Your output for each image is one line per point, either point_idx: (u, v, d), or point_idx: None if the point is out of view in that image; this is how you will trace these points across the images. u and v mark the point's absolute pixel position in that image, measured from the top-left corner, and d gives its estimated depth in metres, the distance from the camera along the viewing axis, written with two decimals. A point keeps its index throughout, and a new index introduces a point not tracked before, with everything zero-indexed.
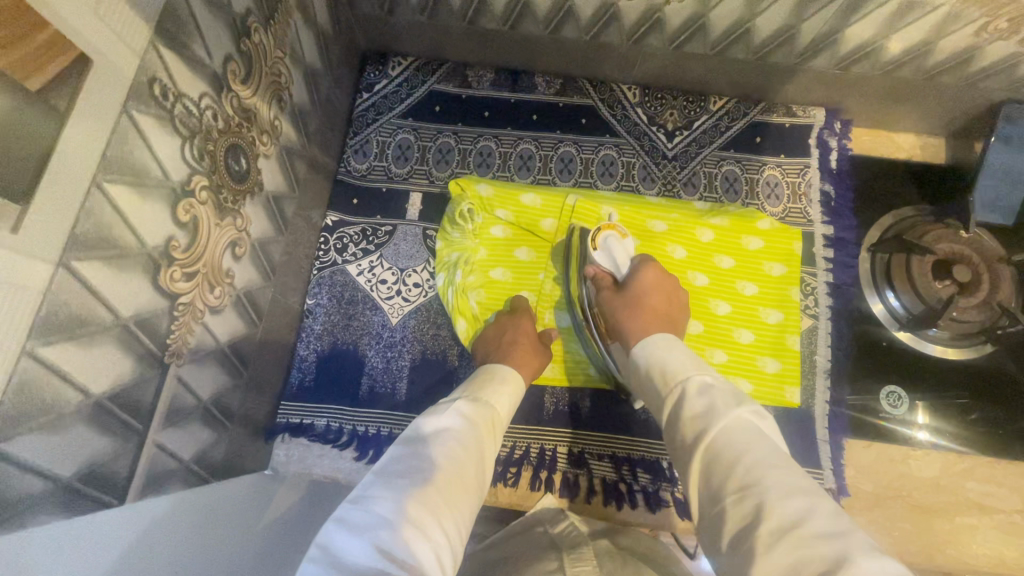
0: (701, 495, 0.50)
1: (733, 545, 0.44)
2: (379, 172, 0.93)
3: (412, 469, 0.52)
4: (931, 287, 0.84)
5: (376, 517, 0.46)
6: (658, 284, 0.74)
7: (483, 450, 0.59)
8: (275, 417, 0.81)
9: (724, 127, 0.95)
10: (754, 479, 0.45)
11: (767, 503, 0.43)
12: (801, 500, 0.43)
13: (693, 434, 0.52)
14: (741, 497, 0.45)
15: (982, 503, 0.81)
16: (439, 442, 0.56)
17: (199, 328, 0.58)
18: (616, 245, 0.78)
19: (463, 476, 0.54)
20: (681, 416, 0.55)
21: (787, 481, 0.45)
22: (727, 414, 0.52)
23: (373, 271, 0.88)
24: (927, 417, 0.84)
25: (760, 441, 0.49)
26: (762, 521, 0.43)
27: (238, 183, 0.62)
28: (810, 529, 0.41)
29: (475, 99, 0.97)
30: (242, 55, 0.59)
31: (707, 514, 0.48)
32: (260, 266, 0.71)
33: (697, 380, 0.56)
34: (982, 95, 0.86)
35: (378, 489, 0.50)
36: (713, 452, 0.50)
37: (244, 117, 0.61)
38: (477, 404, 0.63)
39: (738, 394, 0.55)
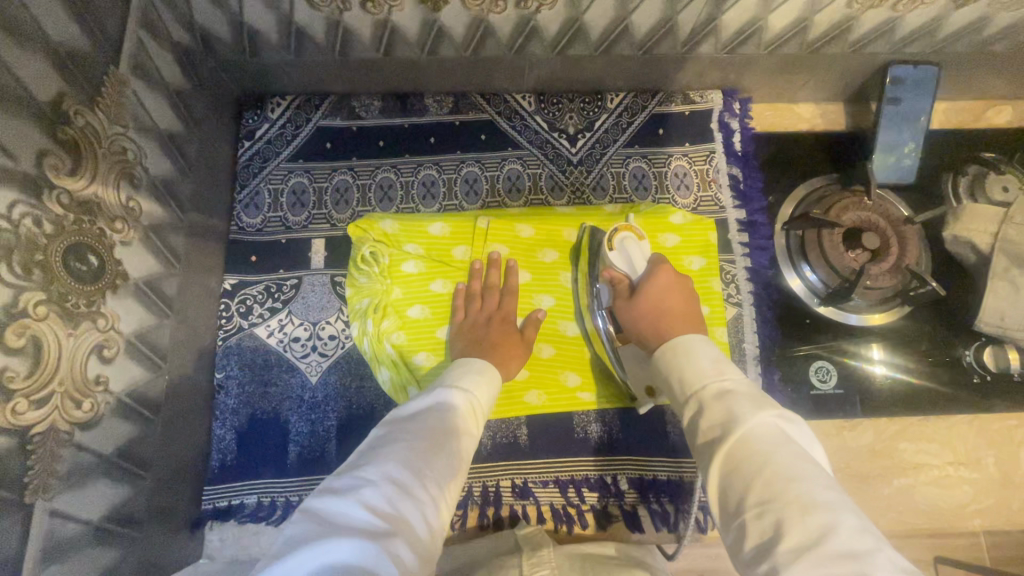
0: (721, 505, 0.47)
1: (754, 562, 0.41)
2: (275, 223, 0.88)
3: (397, 438, 0.55)
4: (844, 258, 0.85)
5: (363, 479, 0.49)
6: (672, 288, 0.69)
7: (469, 424, 0.61)
8: (202, 503, 0.77)
9: (626, 123, 0.93)
10: (774, 492, 0.43)
11: (788, 520, 0.41)
12: (825, 514, 0.40)
13: (713, 442, 0.49)
14: (762, 513, 0.42)
15: (918, 461, 0.84)
16: (424, 415, 0.59)
17: (70, 450, 0.53)
18: (635, 248, 0.72)
19: (449, 441, 0.57)
20: (700, 424, 0.52)
21: (809, 493, 0.42)
22: (745, 422, 0.48)
23: (284, 329, 0.84)
24: (882, 352, 0.86)
25: (783, 448, 0.46)
26: (780, 543, 0.40)
27: (90, 282, 0.56)
28: (832, 548, 0.38)
29: (366, 130, 0.91)
30: (64, 144, 0.53)
31: (728, 526, 0.45)
32: (146, 358, 0.66)
33: (713, 388, 0.53)
34: (869, 60, 0.86)
35: (364, 458, 0.53)
36: (732, 458, 0.47)
37: (84, 211, 0.55)
38: (461, 383, 0.65)
39: (756, 397, 0.51)
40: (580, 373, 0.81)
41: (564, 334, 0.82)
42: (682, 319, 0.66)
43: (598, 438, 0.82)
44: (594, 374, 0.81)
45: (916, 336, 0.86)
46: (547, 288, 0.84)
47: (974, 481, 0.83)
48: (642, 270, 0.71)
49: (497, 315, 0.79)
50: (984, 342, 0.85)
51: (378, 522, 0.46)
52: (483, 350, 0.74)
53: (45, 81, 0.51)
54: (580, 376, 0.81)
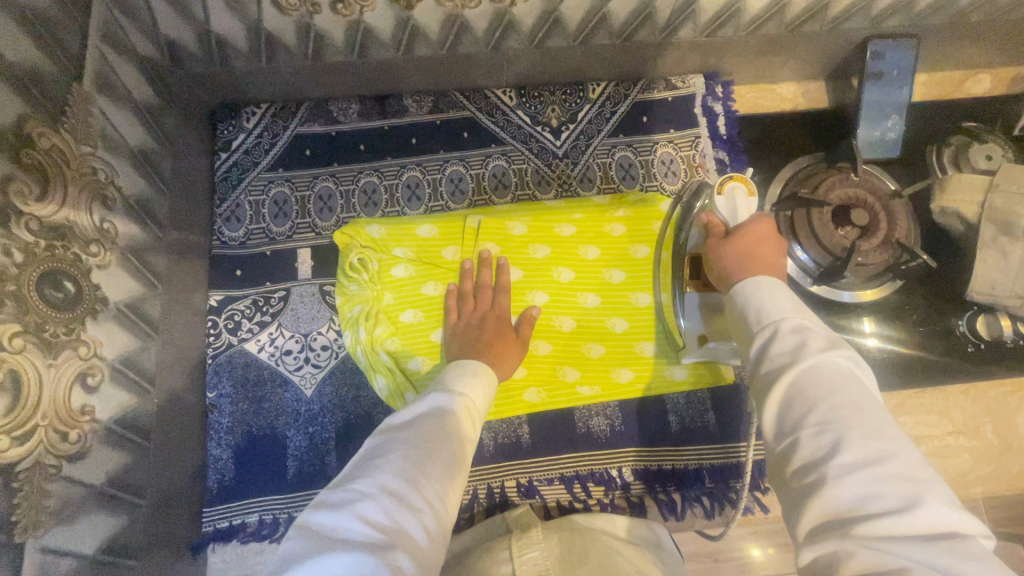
0: (773, 421, 0.47)
1: (801, 471, 0.43)
2: (259, 236, 0.86)
3: (390, 445, 0.54)
4: (835, 236, 0.85)
5: (355, 494, 0.48)
6: (765, 238, 0.67)
7: (465, 426, 0.60)
8: (202, 525, 0.76)
9: (609, 112, 0.92)
10: (838, 417, 0.43)
11: (847, 442, 0.42)
12: (886, 443, 0.41)
13: (780, 366, 0.48)
14: (819, 432, 0.43)
15: (917, 433, 0.84)
16: (417, 421, 0.58)
17: (59, 484, 0.52)
18: (742, 201, 0.73)
19: (443, 444, 0.56)
20: (769, 350, 0.50)
21: (873, 424, 0.43)
22: (818, 355, 0.47)
23: (275, 343, 0.82)
24: (872, 325, 0.88)
25: (853, 383, 0.45)
26: (836, 457, 0.41)
27: (69, 310, 0.54)
28: (888, 470, 0.40)
29: (346, 135, 0.89)
30: (30, 168, 0.51)
31: (777, 442, 0.46)
32: (133, 383, 0.64)
33: (791, 321, 0.51)
34: (847, 36, 0.86)
35: (357, 470, 0.52)
36: (796, 384, 0.46)
37: (56, 236, 0.53)
38: (453, 388, 0.64)
39: (832, 337, 0.50)
40: (579, 368, 0.81)
41: (560, 330, 0.82)
42: (771, 269, 0.64)
43: (601, 431, 0.82)
44: (593, 368, 0.81)
45: (904, 305, 0.87)
46: (541, 285, 0.83)
47: (973, 449, 0.84)
48: (742, 220, 0.72)
49: (491, 315, 0.78)
50: (976, 311, 0.85)
51: (374, 532, 0.45)
52: (480, 348, 0.73)
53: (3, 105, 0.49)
54: (579, 371, 0.81)
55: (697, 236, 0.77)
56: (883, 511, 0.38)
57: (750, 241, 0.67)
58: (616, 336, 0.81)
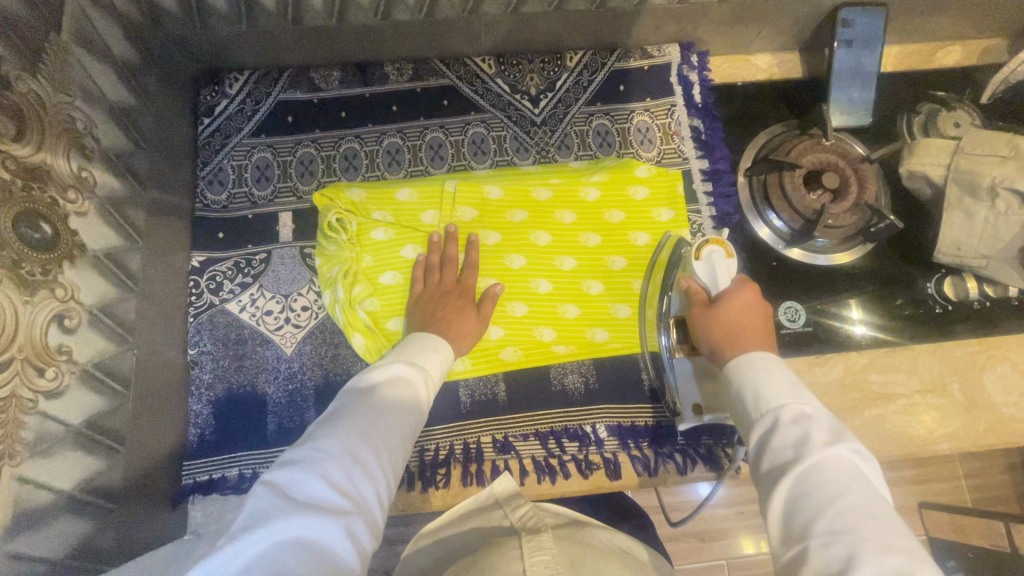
0: (782, 527, 0.48)
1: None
2: (241, 199, 0.87)
3: (354, 409, 0.55)
4: (806, 200, 0.87)
5: (322, 457, 0.49)
6: (753, 307, 0.72)
7: (424, 395, 0.62)
8: (182, 478, 0.77)
9: (586, 81, 0.93)
10: (849, 527, 0.44)
11: (862, 555, 0.42)
12: (902, 558, 0.42)
13: (787, 464, 0.50)
14: (831, 541, 0.44)
15: (887, 392, 0.86)
16: (379, 385, 0.59)
17: (34, 418, 0.53)
18: (721, 262, 0.75)
19: (401, 412, 0.58)
20: (772, 444, 0.53)
21: (885, 534, 0.44)
22: (821, 452, 0.49)
23: (256, 304, 0.83)
24: (860, 312, 0.89)
25: (859, 485, 0.47)
26: (852, 571, 0.42)
27: (44, 252, 0.55)
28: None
29: (327, 102, 0.91)
30: (6, 110, 0.52)
31: (788, 551, 0.47)
32: (111, 332, 0.65)
33: (791, 410, 0.54)
34: (818, 4, 0.87)
35: (322, 430, 0.53)
36: (805, 485, 0.48)
37: (32, 178, 0.55)
38: (415, 355, 0.65)
39: (836, 429, 0.52)
40: (554, 328, 0.84)
41: (536, 291, 0.84)
42: (757, 341, 0.68)
43: (575, 389, 0.83)
44: (568, 328, 0.84)
45: (891, 291, 0.89)
46: (519, 248, 0.85)
47: (940, 407, 0.85)
48: (723, 284, 0.75)
49: (456, 290, 0.80)
50: (944, 274, 0.89)
51: (336, 496, 0.47)
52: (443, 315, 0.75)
53: None
54: (555, 331, 0.84)
55: (678, 301, 0.79)
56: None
57: (738, 313, 0.71)
58: (590, 298, 0.84)
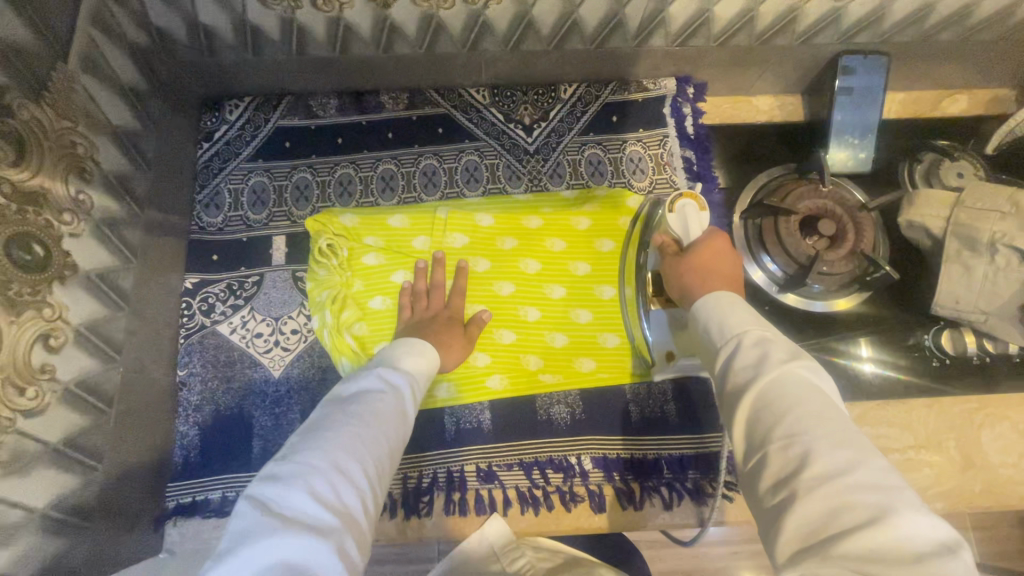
0: (743, 441, 0.48)
1: (776, 490, 0.43)
2: (237, 222, 0.89)
3: (340, 421, 0.55)
4: (801, 245, 0.86)
5: (308, 469, 0.49)
6: (724, 253, 0.71)
7: (408, 405, 0.63)
8: (166, 499, 0.78)
9: (580, 112, 0.93)
10: (802, 432, 0.44)
11: (813, 455, 0.42)
12: (852, 452, 0.42)
13: (745, 382, 0.50)
14: (786, 447, 0.44)
15: (879, 446, 0.83)
16: (363, 397, 0.60)
17: (10, 438, 0.54)
18: (694, 215, 0.76)
19: (386, 423, 0.58)
20: (733, 367, 0.52)
21: (836, 437, 0.44)
22: (777, 369, 0.49)
23: (247, 325, 0.85)
24: (870, 349, 0.88)
25: (813, 395, 0.47)
26: (801, 473, 0.42)
27: (34, 274, 0.57)
28: (855, 481, 0.40)
29: (325, 128, 0.92)
30: (7, 137, 0.54)
31: (749, 463, 0.47)
32: (98, 350, 0.66)
33: (750, 333, 0.54)
34: (820, 51, 0.88)
35: (305, 442, 0.53)
36: (763, 399, 0.48)
37: (28, 202, 0.57)
38: (399, 368, 0.66)
39: (792, 350, 0.52)
40: (542, 356, 0.83)
41: (525, 319, 0.84)
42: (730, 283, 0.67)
43: (562, 419, 0.83)
44: (556, 356, 0.83)
45: (898, 331, 0.88)
46: (507, 275, 0.85)
47: (935, 464, 0.82)
48: (695, 234, 0.75)
49: (443, 313, 0.80)
50: (942, 326, 0.86)
51: (323, 507, 0.46)
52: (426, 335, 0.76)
53: None
54: (542, 359, 0.83)
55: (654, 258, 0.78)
56: (852, 523, 0.38)
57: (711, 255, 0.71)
58: (580, 326, 0.83)
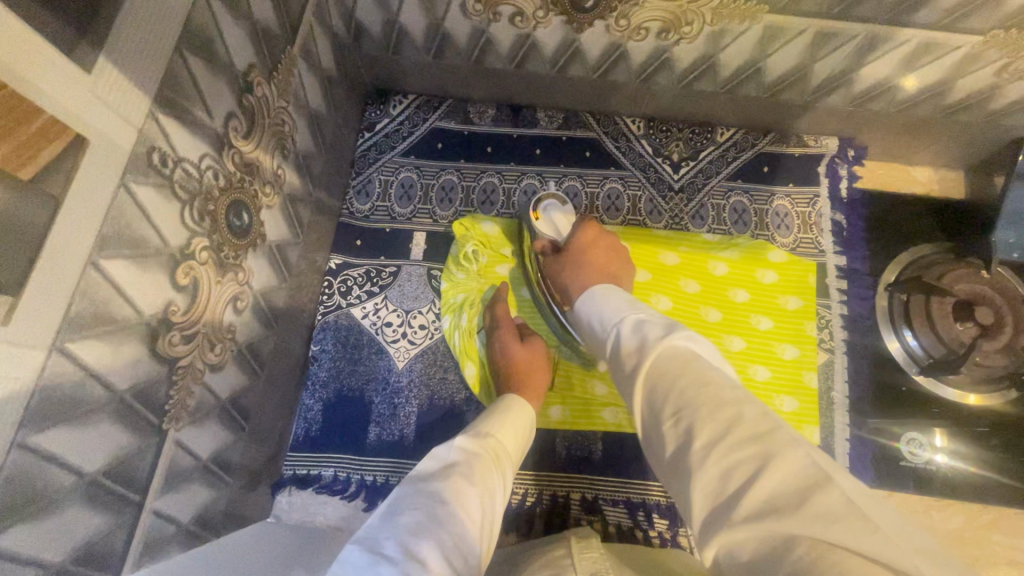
0: (646, 419, 0.47)
1: (677, 468, 0.41)
2: (382, 212, 0.92)
3: (420, 502, 0.48)
4: (953, 330, 0.81)
5: (386, 563, 0.41)
6: (596, 242, 0.77)
7: (495, 496, 0.54)
8: (281, 469, 0.79)
9: (731, 157, 0.93)
10: (687, 401, 0.43)
11: (697, 425, 0.41)
12: (732, 407, 0.41)
13: (632, 374, 0.50)
14: (678, 422, 0.42)
15: (1009, 557, 0.78)
16: (447, 476, 0.52)
17: (199, 388, 0.57)
18: (558, 217, 0.82)
19: (472, 510, 0.49)
20: (619, 354, 0.54)
21: (715, 396, 0.42)
22: (659, 344, 0.49)
23: (379, 313, 0.87)
24: (945, 439, 0.82)
25: (693, 363, 0.46)
26: (692, 443, 0.40)
27: (240, 238, 0.61)
28: (739, 435, 0.38)
29: (477, 136, 0.95)
30: (244, 111, 0.58)
31: (652, 437, 0.46)
32: (263, 316, 0.70)
33: (630, 318, 0.56)
34: (1004, 131, 0.83)
35: (383, 532, 0.45)
36: (653, 375, 0.47)
37: (247, 172, 0.61)
38: (481, 438, 0.58)
39: (670, 324, 0.53)
40: None
41: None
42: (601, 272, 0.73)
43: (675, 465, 0.80)
44: None
45: (985, 427, 0.82)
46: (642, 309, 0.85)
47: None
48: (565, 230, 0.81)
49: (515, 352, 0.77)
50: None
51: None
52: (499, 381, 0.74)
53: (242, 53, 0.56)
54: None
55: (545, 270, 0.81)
56: (743, 479, 0.36)
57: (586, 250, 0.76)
58: None
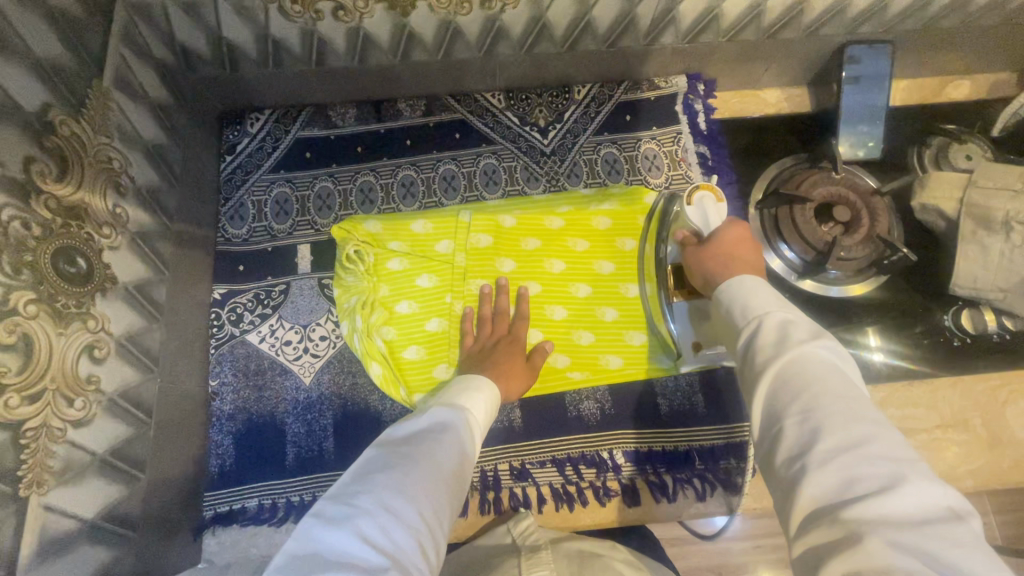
0: (761, 411, 0.46)
1: (788, 460, 0.42)
2: (261, 233, 0.90)
3: (388, 461, 0.52)
4: (818, 232, 0.86)
5: (357, 511, 0.47)
6: (745, 240, 0.68)
7: (467, 446, 0.59)
8: (201, 510, 0.77)
9: (593, 113, 0.96)
10: (821, 403, 0.43)
11: (830, 429, 0.41)
12: (869, 427, 0.41)
13: (764, 361, 0.48)
14: (804, 420, 0.43)
15: (908, 427, 0.84)
16: (419, 436, 0.56)
17: (62, 447, 0.54)
18: (712, 207, 0.73)
19: (441, 458, 0.54)
20: (754, 344, 0.50)
21: (857, 412, 0.42)
22: (801, 348, 0.47)
23: (276, 334, 0.85)
24: (878, 339, 0.88)
25: (833, 374, 0.45)
26: (823, 443, 0.41)
27: (79, 285, 0.58)
28: (872, 452, 0.39)
29: (344, 138, 0.94)
30: (50, 153, 0.56)
31: (764, 431, 0.46)
32: (137, 361, 0.67)
33: (772, 317, 0.51)
34: (825, 42, 0.90)
35: (355, 482, 0.50)
36: (784, 375, 0.46)
37: (71, 216, 0.58)
38: (456, 402, 0.63)
39: (814, 330, 0.50)
40: (569, 355, 0.83)
41: (551, 318, 0.85)
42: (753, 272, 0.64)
43: (591, 415, 0.83)
44: (582, 354, 0.83)
45: (906, 321, 0.88)
46: (534, 276, 0.86)
47: (963, 442, 0.82)
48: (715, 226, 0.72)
49: (505, 339, 0.80)
50: (961, 305, 0.86)
51: (371, 550, 0.43)
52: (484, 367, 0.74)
53: (29, 95, 0.54)
54: (569, 358, 0.83)
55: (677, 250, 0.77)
56: (867, 491, 0.37)
57: (730, 246, 0.67)
58: (605, 324, 0.84)
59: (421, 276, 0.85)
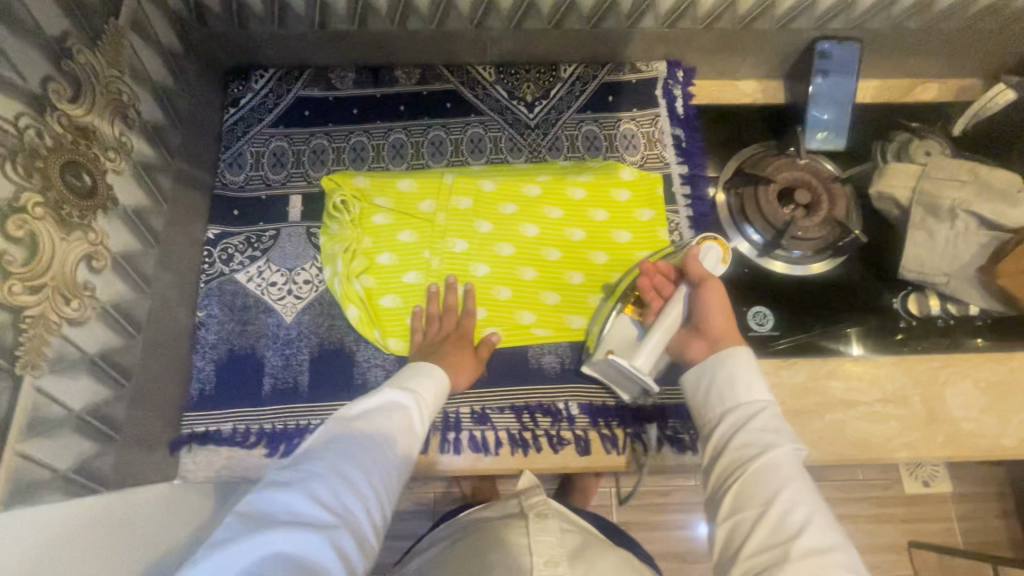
0: (736, 493, 0.57)
1: (765, 546, 0.53)
2: (256, 181, 0.95)
3: (344, 436, 0.57)
4: (779, 213, 0.92)
5: (312, 476, 0.52)
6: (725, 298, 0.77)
7: (415, 423, 0.64)
8: (180, 429, 0.82)
9: (578, 91, 1.01)
10: (801, 505, 0.54)
11: (809, 529, 0.53)
12: (836, 536, 0.53)
13: (757, 451, 0.59)
14: (786, 517, 0.54)
15: (848, 398, 0.87)
16: (374, 414, 0.61)
17: (57, 339, 0.60)
18: (713, 258, 0.81)
19: (392, 437, 0.60)
20: (747, 431, 0.61)
21: (827, 518, 0.54)
22: (788, 451, 0.58)
23: (263, 275, 0.90)
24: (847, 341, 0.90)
25: (807, 479, 0.57)
26: (800, 542, 0.52)
27: (83, 198, 0.64)
28: (836, 558, 0.51)
29: (341, 99, 1.00)
30: (66, 76, 0.62)
31: (737, 509, 0.56)
32: (130, 280, 0.73)
33: (767, 408, 0.62)
34: (798, 36, 0.95)
35: (312, 452, 0.55)
36: (767, 470, 0.57)
37: (81, 135, 0.64)
38: (410, 385, 0.68)
39: (792, 430, 0.61)
40: (535, 313, 0.89)
41: (522, 278, 0.91)
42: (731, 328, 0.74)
43: (552, 368, 0.88)
44: (547, 312, 0.89)
45: (860, 312, 0.93)
46: (508, 237, 0.92)
47: (901, 417, 0.86)
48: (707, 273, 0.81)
49: (454, 334, 0.85)
50: (909, 290, 0.92)
51: (323, 512, 0.49)
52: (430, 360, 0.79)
53: (52, 20, 0.60)
54: (535, 314, 0.89)
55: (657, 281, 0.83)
56: None
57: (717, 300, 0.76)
58: (571, 287, 0.90)
59: (403, 231, 0.91)
